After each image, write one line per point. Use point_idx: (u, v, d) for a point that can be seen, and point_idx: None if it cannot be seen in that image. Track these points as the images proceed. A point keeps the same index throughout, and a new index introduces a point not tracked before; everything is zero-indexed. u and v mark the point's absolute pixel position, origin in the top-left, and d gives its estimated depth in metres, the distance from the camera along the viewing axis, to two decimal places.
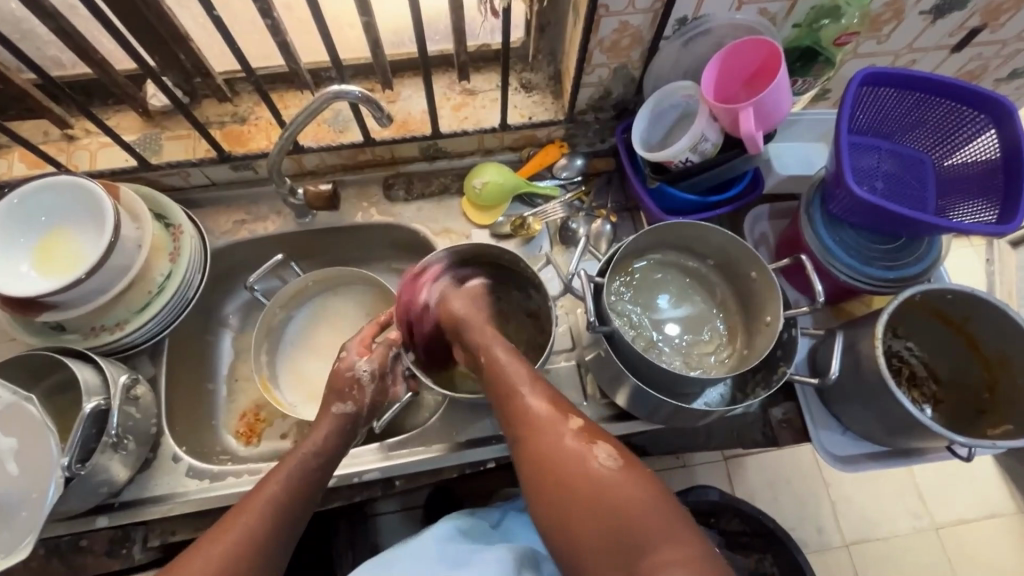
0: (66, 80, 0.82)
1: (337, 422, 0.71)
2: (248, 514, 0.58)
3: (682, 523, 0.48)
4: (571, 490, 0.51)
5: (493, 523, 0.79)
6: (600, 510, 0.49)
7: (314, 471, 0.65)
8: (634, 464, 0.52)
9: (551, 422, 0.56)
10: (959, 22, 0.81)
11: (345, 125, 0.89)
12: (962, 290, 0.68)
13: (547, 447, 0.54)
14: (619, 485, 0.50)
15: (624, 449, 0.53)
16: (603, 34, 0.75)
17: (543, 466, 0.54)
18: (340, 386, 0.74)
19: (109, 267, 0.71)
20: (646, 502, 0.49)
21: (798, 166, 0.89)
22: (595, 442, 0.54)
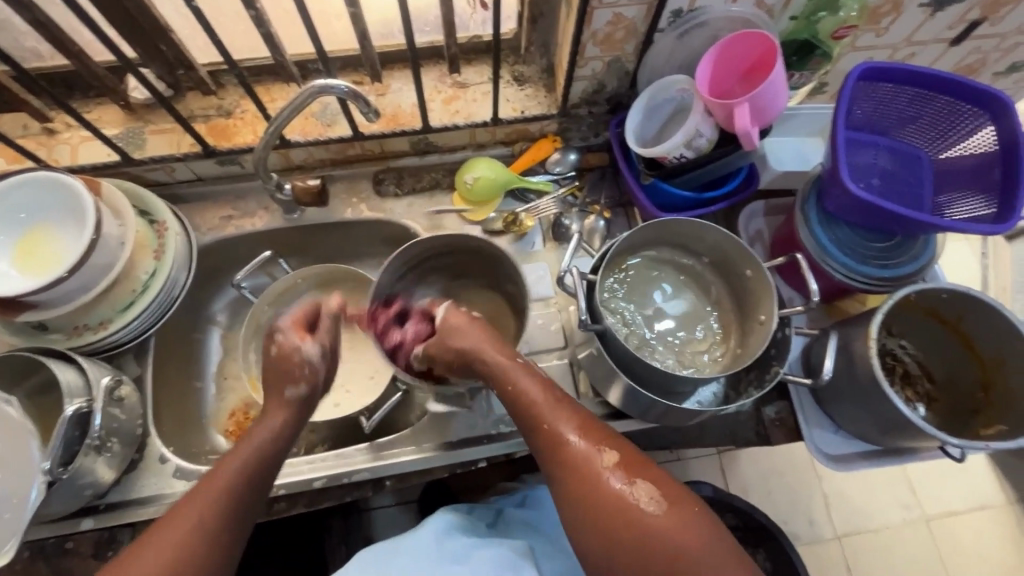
0: (45, 72, 0.80)
1: (291, 407, 0.65)
2: (177, 527, 0.53)
3: (732, 556, 0.50)
4: (624, 534, 0.51)
5: (489, 523, 0.77)
6: (658, 556, 0.50)
7: (251, 466, 0.59)
8: (680, 499, 0.52)
9: (591, 458, 0.54)
10: (958, 15, 0.79)
11: (333, 119, 0.87)
12: (958, 289, 0.67)
13: (592, 488, 0.53)
14: (672, 528, 0.50)
15: (665, 480, 0.53)
16: (596, 26, 0.73)
17: (589, 508, 0.53)
18: (287, 368, 0.66)
19: (90, 265, 0.69)
20: (701, 540, 0.50)
21: (794, 161, 0.88)
22: (636, 479, 0.53)
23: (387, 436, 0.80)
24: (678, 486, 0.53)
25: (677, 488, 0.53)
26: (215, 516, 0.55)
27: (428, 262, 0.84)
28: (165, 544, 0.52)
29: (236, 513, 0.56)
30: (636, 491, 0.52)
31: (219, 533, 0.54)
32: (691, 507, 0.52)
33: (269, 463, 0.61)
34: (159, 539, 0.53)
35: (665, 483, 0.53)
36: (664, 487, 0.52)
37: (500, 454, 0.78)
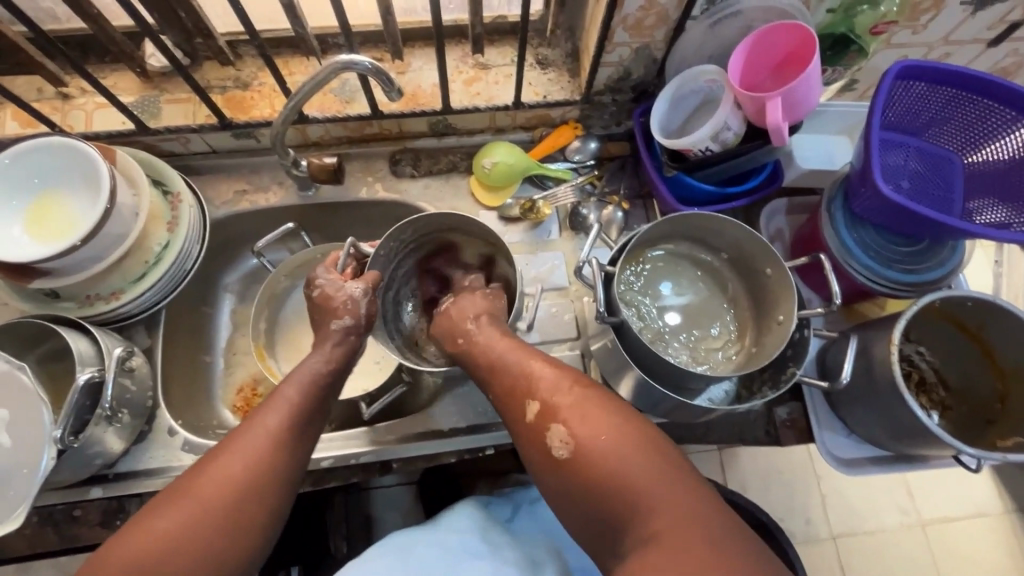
0: (61, 34, 0.79)
1: (340, 339, 0.68)
2: (206, 480, 0.55)
3: (660, 477, 0.51)
4: (555, 470, 0.55)
5: (508, 518, 0.77)
6: (582, 484, 0.53)
7: (288, 424, 0.60)
8: (601, 425, 0.54)
9: (521, 406, 0.58)
10: (1000, 15, 0.77)
11: (352, 96, 0.85)
12: (983, 298, 0.66)
13: (525, 434, 0.57)
14: (595, 454, 0.53)
15: (590, 410, 0.55)
16: (627, 11, 0.71)
17: (529, 445, 0.57)
18: (332, 308, 0.70)
19: (105, 234, 0.68)
20: (622, 462, 0.52)
21: (819, 159, 0.86)
22: (557, 420, 0.55)
23: (390, 421, 0.80)
24: (606, 412, 0.55)
25: (604, 410, 0.55)
26: (249, 474, 0.55)
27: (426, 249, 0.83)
28: (199, 493, 0.54)
29: (269, 470, 0.56)
30: (557, 429, 0.55)
31: (253, 489, 0.55)
32: (611, 433, 0.53)
33: (308, 422, 0.62)
34: (194, 487, 0.54)
35: (590, 412, 0.55)
36: (584, 417, 0.55)
37: (508, 442, 0.78)
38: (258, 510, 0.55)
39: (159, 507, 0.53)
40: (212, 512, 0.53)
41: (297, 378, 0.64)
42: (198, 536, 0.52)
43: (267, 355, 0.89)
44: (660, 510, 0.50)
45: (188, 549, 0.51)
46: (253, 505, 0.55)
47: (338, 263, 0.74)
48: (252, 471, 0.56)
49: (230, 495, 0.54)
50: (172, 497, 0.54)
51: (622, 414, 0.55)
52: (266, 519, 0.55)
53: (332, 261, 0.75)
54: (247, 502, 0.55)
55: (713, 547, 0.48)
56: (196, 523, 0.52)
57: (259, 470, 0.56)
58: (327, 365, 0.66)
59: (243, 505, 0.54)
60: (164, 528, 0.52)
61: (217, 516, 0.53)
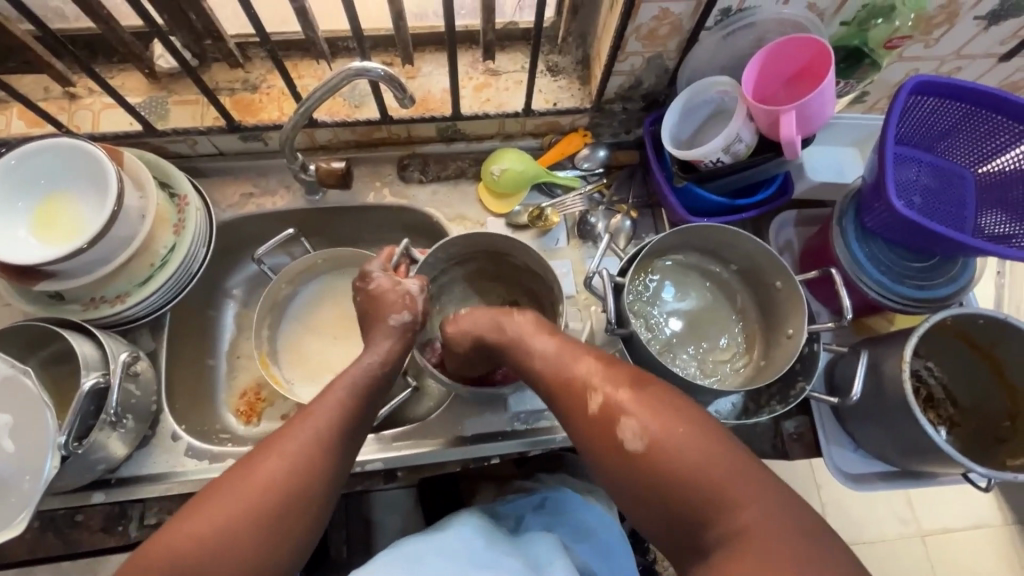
0: (69, 33, 0.78)
1: (398, 336, 0.69)
2: (254, 478, 0.53)
3: (737, 469, 0.48)
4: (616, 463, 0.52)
5: (513, 529, 0.78)
6: (656, 479, 0.50)
7: (335, 424, 0.58)
8: (673, 416, 0.51)
9: (585, 400, 0.55)
10: (1012, 30, 0.77)
11: (361, 100, 0.84)
12: (995, 316, 0.66)
13: (591, 430, 0.54)
14: (660, 447, 0.50)
15: (659, 401, 0.53)
16: (641, 21, 0.71)
17: (587, 438, 0.55)
18: (392, 301, 0.70)
19: (111, 236, 0.68)
20: (689, 457, 0.49)
21: (829, 172, 0.86)
22: (627, 413, 0.52)
23: (397, 428, 0.79)
24: (674, 405, 0.52)
25: (670, 406, 0.52)
26: (296, 475, 0.54)
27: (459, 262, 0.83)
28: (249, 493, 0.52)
29: (319, 469, 0.56)
30: (629, 421, 0.52)
31: (298, 488, 0.54)
32: (685, 424, 0.51)
33: (354, 420, 0.61)
34: (239, 484, 0.53)
35: (657, 404, 0.52)
36: (655, 408, 0.52)
37: (511, 452, 0.78)
38: (300, 508, 0.54)
39: (201, 502, 0.52)
40: (262, 510, 0.52)
41: (345, 376, 0.63)
42: (241, 534, 0.51)
43: (270, 361, 0.88)
44: (745, 503, 0.47)
45: (238, 548, 0.50)
46: (301, 506, 0.54)
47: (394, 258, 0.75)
48: (303, 471, 0.55)
49: (278, 495, 0.53)
50: (216, 494, 0.52)
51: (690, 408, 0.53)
52: (314, 518, 0.55)
53: (386, 257, 0.75)
54: (291, 504, 0.53)
55: (798, 548, 0.44)
56: (241, 521, 0.51)
57: (309, 470, 0.55)
58: (379, 362, 0.66)
59: (291, 505, 0.53)
60: (206, 527, 0.50)
61: (264, 513, 0.52)
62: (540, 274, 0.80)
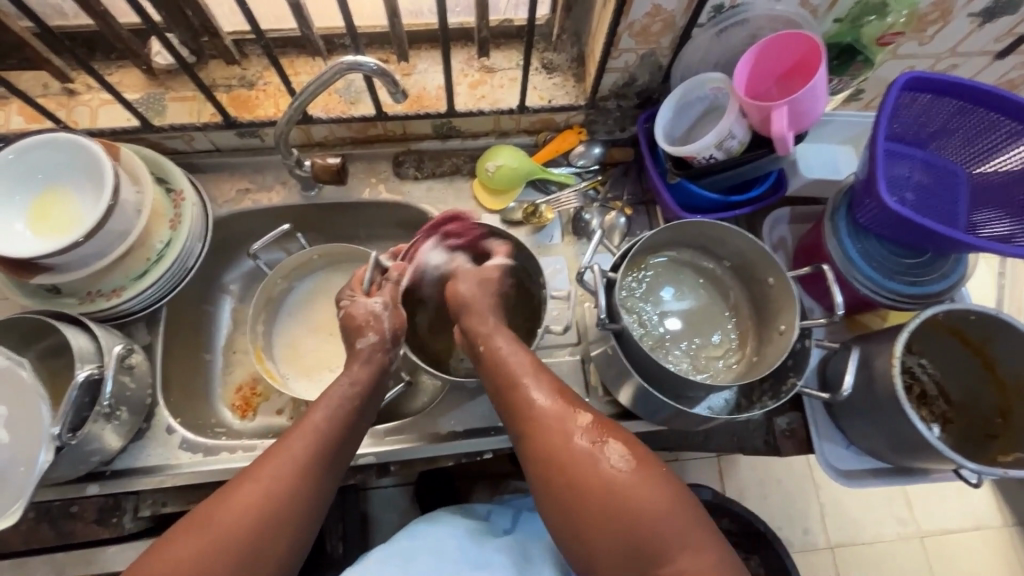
0: (68, 31, 0.79)
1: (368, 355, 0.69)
2: (230, 510, 0.53)
3: (692, 514, 0.52)
4: (580, 500, 0.53)
5: (507, 529, 0.75)
6: (621, 521, 0.51)
7: (316, 453, 0.59)
8: (648, 460, 0.54)
9: (564, 422, 0.57)
10: (1007, 27, 0.77)
11: (356, 97, 0.85)
12: (986, 312, 0.66)
13: (555, 455, 0.55)
14: (631, 490, 0.52)
15: (633, 442, 0.56)
16: (634, 17, 0.71)
17: (552, 469, 0.55)
18: (357, 325, 0.72)
19: (107, 230, 0.68)
20: (657, 502, 0.52)
21: (823, 169, 0.86)
22: (597, 447, 0.55)
23: (390, 422, 0.80)
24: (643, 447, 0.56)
25: (638, 450, 0.55)
26: (274, 505, 0.55)
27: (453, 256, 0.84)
28: (223, 525, 0.52)
29: (298, 501, 0.56)
30: (605, 451, 0.54)
31: (274, 518, 0.54)
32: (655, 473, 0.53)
33: (334, 451, 0.61)
34: (215, 515, 0.53)
35: (632, 443, 0.56)
36: (631, 448, 0.55)
37: (505, 446, 0.77)
38: (277, 538, 0.54)
39: (180, 533, 0.52)
40: (236, 540, 0.52)
41: (328, 401, 0.64)
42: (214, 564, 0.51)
43: (266, 356, 0.89)
44: (693, 549, 0.50)
45: None
46: (274, 539, 0.54)
47: (363, 281, 0.77)
48: (281, 500, 0.55)
49: (255, 525, 0.53)
50: (192, 526, 0.52)
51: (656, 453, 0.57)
52: (284, 553, 0.55)
53: (358, 280, 0.78)
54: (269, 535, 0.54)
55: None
56: (216, 556, 0.51)
57: (288, 500, 0.55)
58: (355, 387, 0.66)
59: (261, 539, 0.53)
60: (181, 559, 0.50)
61: (239, 544, 0.52)
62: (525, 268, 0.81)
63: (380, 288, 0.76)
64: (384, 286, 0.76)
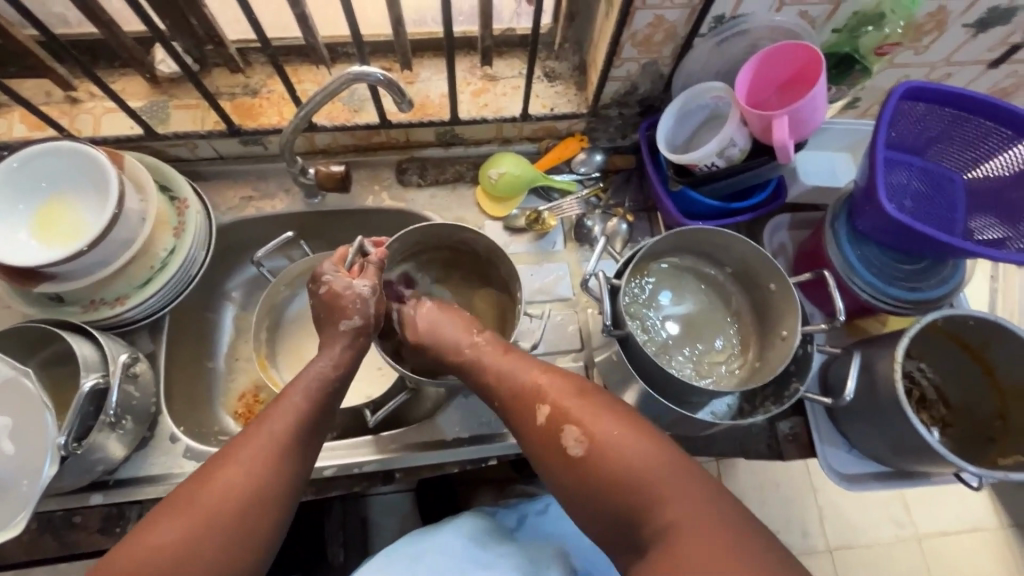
0: (71, 38, 0.79)
1: (350, 340, 0.67)
2: (209, 492, 0.53)
3: (672, 467, 0.52)
4: (566, 469, 0.55)
5: (514, 526, 0.78)
6: (603, 483, 0.53)
7: (295, 429, 0.59)
8: (615, 424, 0.55)
9: (529, 409, 0.59)
10: (1000, 37, 0.78)
11: (360, 105, 0.86)
12: (986, 317, 0.67)
13: (534, 434, 0.58)
14: (604, 453, 0.53)
15: (597, 410, 0.56)
16: (636, 27, 0.72)
17: (536, 450, 0.58)
18: (340, 306, 0.67)
19: (111, 239, 0.68)
20: (632, 459, 0.52)
21: (822, 176, 0.87)
22: (568, 419, 0.56)
23: (395, 430, 0.80)
24: (612, 411, 0.56)
25: (615, 411, 0.56)
26: (256, 484, 0.55)
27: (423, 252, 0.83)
28: (205, 506, 0.53)
29: (279, 475, 0.56)
30: (568, 431, 0.55)
31: (257, 497, 0.54)
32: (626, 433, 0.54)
33: (312, 428, 0.61)
34: (198, 499, 0.53)
35: (597, 409, 0.56)
36: (593, 418, 0.55)
37: (510, 452, 0.78)
38: (262, 515, 0.54)
39: (163, 518, 0.52)
40: (218, 519, 0.52)
41: (303, 384, 0.63)
42: (201, 542, 0.51)
43: (269, 363, 0.89)
44: (671, 502, 0.50)
45: (193, 556, 0.50)
46: (256, 519, 0.54)
47: (346, 259, 0.71)
48: (259, 482, 0.55)
49: (239, 505, 0.53)
50: (171, 512, 0.52)
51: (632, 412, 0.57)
52: (272, 528, 0.55)
53: (339, 257, 0.72)
54: (253, 514, 0.54)
55: (731, 537, 0.47)
56: (198, 533, 0.51)
57: (266, 479, 0.55)
58: (333, 367, 0.65)
59: (245, 517, 0.53)
60: (162, 543, 0.50)
61: (223, 525, 0.52)
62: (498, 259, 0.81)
63: (361, 270, 0.71)
64: (366, 267, 0.70)
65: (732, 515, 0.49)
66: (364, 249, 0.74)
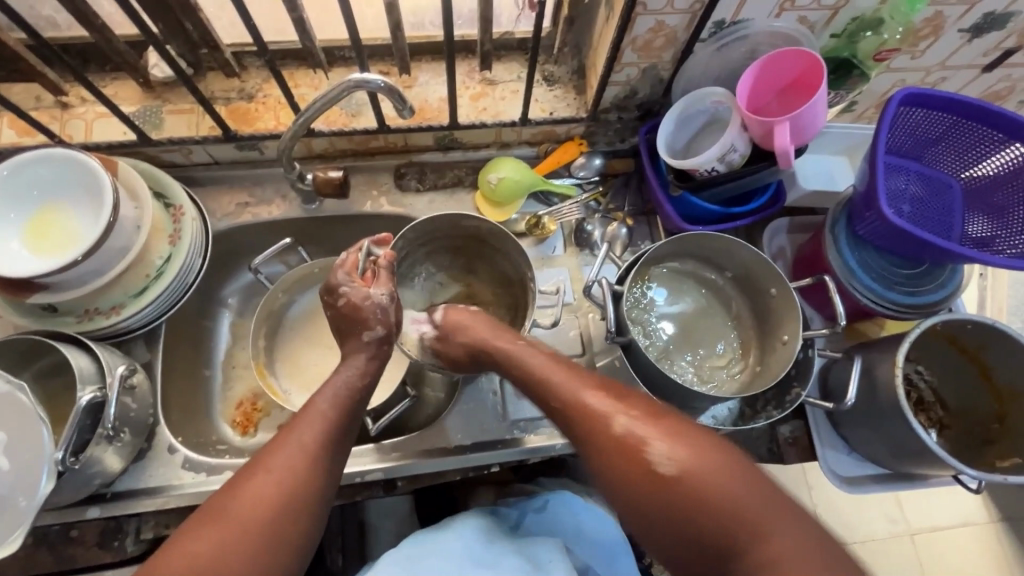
0: (61, 42, 0.77)
1: (373, 349, 0.69)
2: (240, 503, 0.52)
3: (768, 492, 0.48)
4: (649, 493, 0.50)
5: (513, 525, 0.77)
6: (696, 509, 0.48)
7: (323, 436, 0.59)
8: (704, 446, 0.51)
9: (602, 426, 0.54)
10: (995, 42, 0.79)
11: (358, 109, 0.85)
12: (983, 321, 0.68)
13: (608, 455, 0.53)
14: (697, 477, 0.49)
15: (682, 429, 0.52)
16: (637, 32, 0.72)
17: (609, 471, 0.53)
18: (361, 317, 0.70)
19: (106, 248, 0.67)
20: (730, 486, 0.48)
21: (820, 180, 0.88)
22: (650, 439, 0.52)
23: (396, 437, 0.79)
24: (699, 432, 0.52)
25: (701, 434, 0.52)
26: (286, 492, 0.54)
27: (429, 244, 0.83)
28: (237, 516, 0.52)
29: (308, 483, 0.55)
30: (655, 447, 0.51)
31: (290, 504, 0.54)
32: (717, 456, 0.50)
33: (341, 435, 0.61)
34: (227, 509, 0.52)
35: (684, 428, 0.52)
36: (681, 437, 0.51)
37: (513, 459, 0.78)
38: (295, 524, 0.54)
39: (193, 530, 0.51)
40: (254, 528, 0.51)
41: (329, 392, 0.63)
42: (235, 556, 0.50)
43: (267, 371, 0.88)
44: (774, 534, 0.46)
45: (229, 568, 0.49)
46: (292, 529, 0.53)
47: (360, 268, 0.72)
48: (290, 491, 0.54)
49: (271, 514, 0.52)
50: (201, 525, 0.51)
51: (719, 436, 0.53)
52: (303, 539, 0.54)
53: (352, 265, 0.72)
54: (285, 523, 0.53)
55: (842, 570, 0.44)
56: (232, 544, 0.50)
57: (296, 489, 0.54)
58: (357, 374, 0.66)
59: (280, 526, 0.53)
60: (197, 553, 0.49)
61: (259, 536, 0.51)
62: (508, 251, 0.81)
63: (375, 277, 0.72)
64: (379, 274, 0.71)
65: (840, 557, 0.46)
66: (374, 252, 0.74)
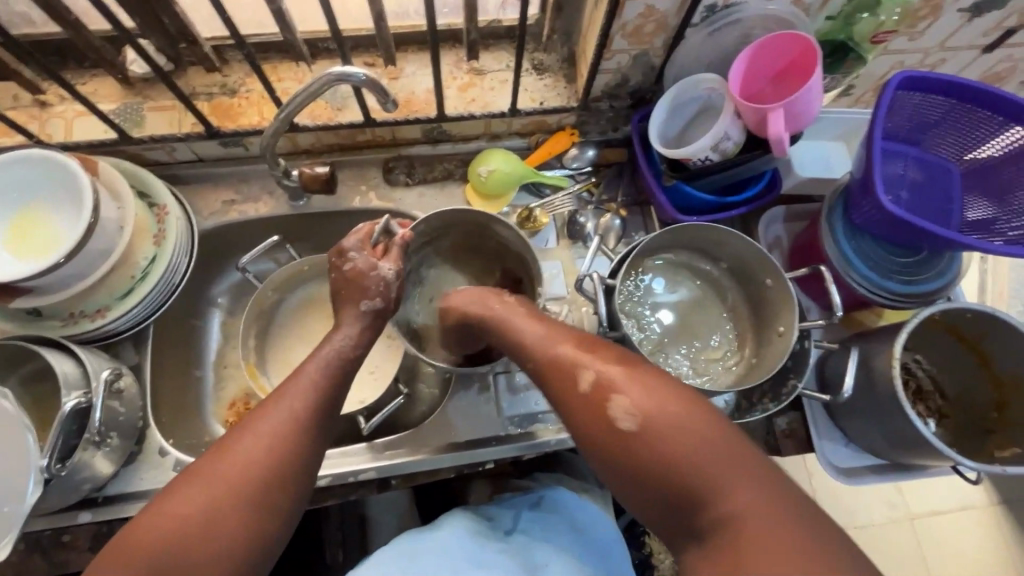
0: (36, 39, 0.76)
1: (367, 321, 0.68)
2: (226, 465, 0.52)
3: (738, 451, 0.45)
4: (614, 444, 0.48)
5: (507, 531, 0.74)
6: (657, 463, 0.46)
7: (314, 403, 0.58)
8: (675, 401, 0.48)
9: (572, 379, 0.52)
10: (995, 22, 0.77)
11: (343, 102, 0.83)
12: (983, 310, 0.66)
13: (576, 404, 0.52)
14: (660, 431, 0.47)
15: (654, 381, 0.49)
16: (627, 18, 0.70)
17: (575, 419, 0.52)
18: (365, 286, 0.69)
19: (88, 250, 0.66)
20: (694, 443, 0.45)
21: (818, 167, 0.86)
22: (616, 391, 0.49)
23: (389, 435, 0.79)
24: (668, 389, 0.49)
25: (676, 390, 0.49)
26: (274, 458, 0.53)
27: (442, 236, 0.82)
28: (224, 477, 0.51)
29: (296, 448, 0.55)
30: (616, 402, 0.49)
31: (279, 469, 0.53)
32: (685, 413, 0.47)
33: (331, 402, 0.60)
34: (215, 472, 0.51)
35: (634, 384, 0.49)
36: (649, 388, 0.49)
37: (508, 455, 0.77)
38: (284, 490, 0.53)
39: (180, 489, 0.50)
40: (241, 491, 0.51)
41: (319, 359, 0.63)
42: (224, 518, 0.49)
43: (258, 371, 0.87)
44: (733, 491, 0.43)
45: (213, 529, 0.49)
46: (279, 493, 0.53)
47: (373, 236, 0.71)
48: (278, 455, 0.54)
49: (259, 478, 0.52)
50: (185, 485, 0.50)
51: (669, 385, 0.49)
52: (290, 506, 0.53)
53: (366, 233, 0.71)
54: (273, 488, 0.52)
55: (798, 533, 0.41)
56: (217, 505, 0.50)
57: (285, 453, 0.54)
58: (345, 344, 0.65)
59: (268, 489, 0.52)
60: (184, 515, 0.49)
61: (244, 500, 0.51)
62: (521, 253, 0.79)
63: (385, 251, 0.71)
64: (391, 249, 0.71)
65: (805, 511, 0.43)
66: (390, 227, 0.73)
